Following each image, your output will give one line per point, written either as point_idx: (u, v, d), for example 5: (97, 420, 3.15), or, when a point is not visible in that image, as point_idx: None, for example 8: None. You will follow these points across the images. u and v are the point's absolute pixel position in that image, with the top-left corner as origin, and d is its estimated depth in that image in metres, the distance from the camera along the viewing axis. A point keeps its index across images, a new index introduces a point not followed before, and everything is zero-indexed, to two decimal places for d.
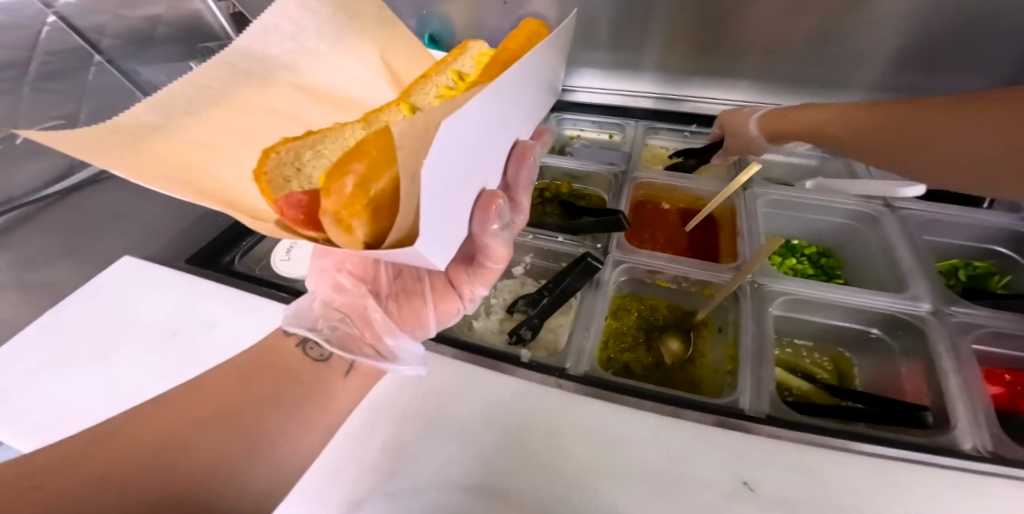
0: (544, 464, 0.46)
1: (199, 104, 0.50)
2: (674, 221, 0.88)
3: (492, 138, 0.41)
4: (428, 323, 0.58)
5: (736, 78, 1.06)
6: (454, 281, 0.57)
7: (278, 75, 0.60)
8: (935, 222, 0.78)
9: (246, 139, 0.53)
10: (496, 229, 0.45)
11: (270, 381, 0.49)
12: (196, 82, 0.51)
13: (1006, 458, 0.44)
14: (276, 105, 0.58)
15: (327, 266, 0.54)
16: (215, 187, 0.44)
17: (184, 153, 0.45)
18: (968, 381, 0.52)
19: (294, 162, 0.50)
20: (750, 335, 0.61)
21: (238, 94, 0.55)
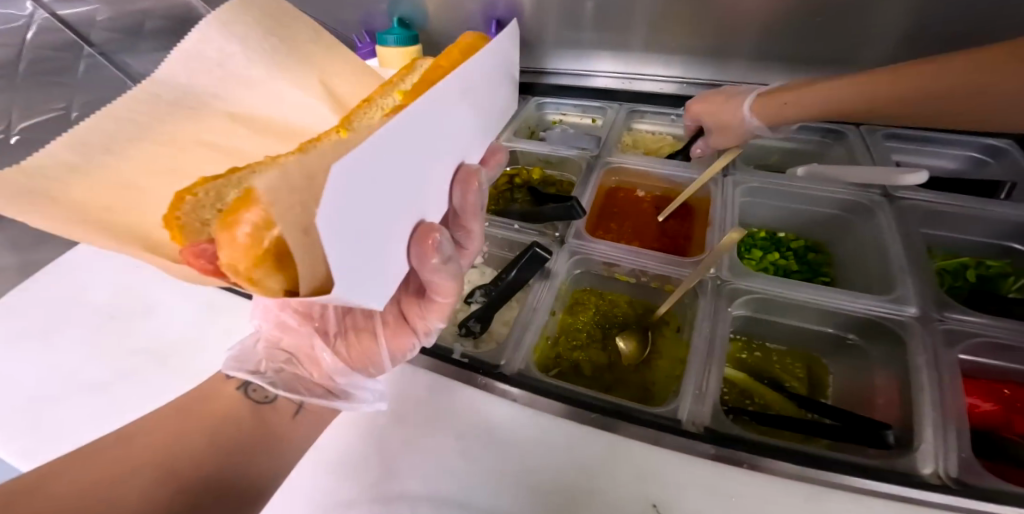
0: (453, 469, 0.45)
1: (121, 140, 0.46)
2: (647, 210, 0.83)
3: (428, 161, 0.32)
4: (382, 360, 0.51)
5: (727, 59, 0.97)
6: (406, 314, 0.49)
7: (209, 103, 0.55)
8: (939, 214, 0.69)
9: (171, 175, 0.48)
10: (441, 261, 0.36)
11: (205, 429, 0.47)
12: (118, 121, 0.47)
13: (968, 485, 0.40)
14: (210, 137, 0.53)
15: (270, 304, 0.50)
16: (129, 227, 0.39)
17: (105, 199, 0.40)
18: (945, 399, 0.47)
19: (216, 204, 0.39)
20: (702, 335, 0.57)
21: (173, 127, 0.51)
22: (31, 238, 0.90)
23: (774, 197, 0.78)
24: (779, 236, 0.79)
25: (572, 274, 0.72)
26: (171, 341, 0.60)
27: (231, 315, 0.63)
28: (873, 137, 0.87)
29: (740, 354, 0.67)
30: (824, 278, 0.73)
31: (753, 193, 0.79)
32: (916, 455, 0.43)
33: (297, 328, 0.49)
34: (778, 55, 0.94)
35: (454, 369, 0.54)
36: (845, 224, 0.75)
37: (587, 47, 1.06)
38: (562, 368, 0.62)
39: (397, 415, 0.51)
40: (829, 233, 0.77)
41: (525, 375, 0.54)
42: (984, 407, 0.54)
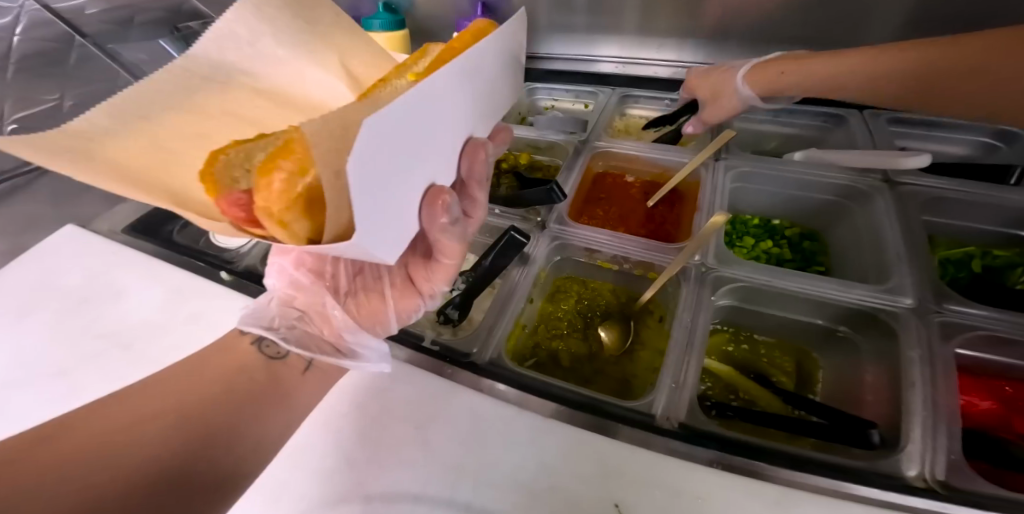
0: (412, 461, 0.44)
1: (159, 99, 0.40)
2: (636, 196, 0.80)
3: (439, 126, 0.32)
4: (387, 321, 0.52)
5: (724, 42, 0.93)
6: (413, 277, 0.51)
7: (236, 66, 0.46)
8: (944, 201, 0.66)
9: (203, 140, 0.43)
10: (446, 224, 0.36)
11: (218, 384, 0.47)
12: (152, 84, 0.40)
13: (955, 490, 0.38)
14: (245, 105, 0.46)
15: (284, 264, 0.50)
16: (168, 191, 0.36)
17: (131, 161, 0.36)
18: (937, 396, 0.45)
19: (247, 162, 0.36)
20: (682, 323, 0.54)
21: (202, 96, 0.43)
22: (13, 225, 0.89)
23: (769, 182, 0.74)
24: (774, 223, 0.77)
25: (553, 261, 0.70)
26: (137, 325, 0.60)
27: (200, 298, 0.63)
28: (878, 122, 0.82)
29: (726, 347, 0.64)
30: (818, 266, 0.70)
31: (746, 178, 0.76)
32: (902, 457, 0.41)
33: (308, 284, 0.49)
34: (778, 37, 0.90)
35: (424, 358, 0.53)
36: (840, 212, 0.72)
37: (580, 31, 1.02)
38: (540, 357, 0.60)
39: (356, 404, 0.49)
40: (826, 220, 0.74)
41: (497, 366, 0.53)
42: (982, 405, 0.51)
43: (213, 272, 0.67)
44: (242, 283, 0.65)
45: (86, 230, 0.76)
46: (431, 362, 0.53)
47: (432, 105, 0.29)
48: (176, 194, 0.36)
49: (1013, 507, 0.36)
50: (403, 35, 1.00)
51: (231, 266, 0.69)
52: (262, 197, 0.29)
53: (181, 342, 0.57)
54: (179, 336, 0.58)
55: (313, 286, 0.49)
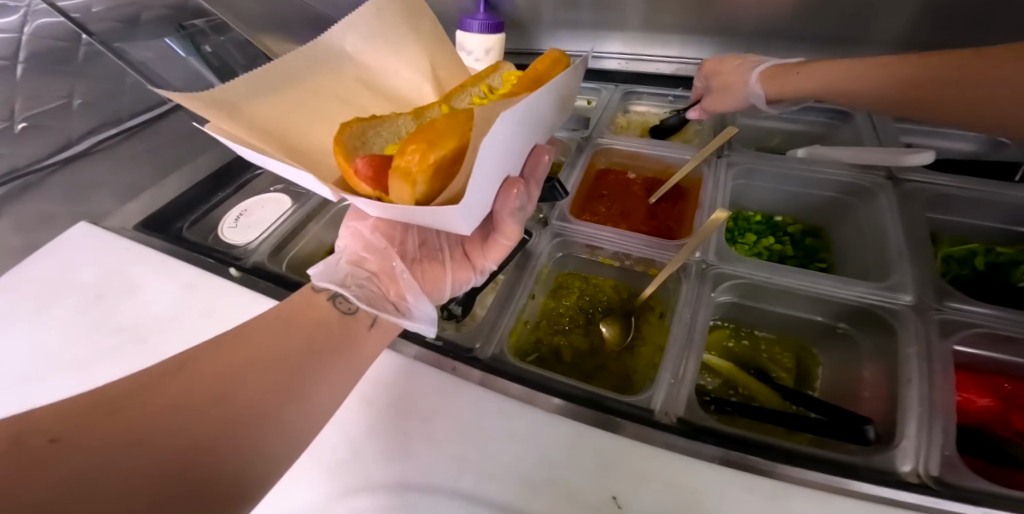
0: (417, 453, 0.45)
1: (283, 78, 0.61)
2: (638, 193, 0.81)
3: (519, 135, 0.49)
4: (442, 289, 0.59)
5: (728, 38, 0.93)
6: (470, 254, 0.61)
7: (347, 69, 0.69)
8: (947, 198, 0.66)
9: (312, 109, 0.62)
10: (516, 209, 0.53)
11: (302, 337, 0.51)
12: (281, 69, 0.61)
13: (949, 485, 0.39)
14: (341, 91, 0.67)
15: (362, 229, 0.57)
16: (290, 145, 0.57)
17: (272, 125, 0.57)
18: (934, 393, 0.45)
19: (361, 137, 0.59)
20: (683, 319, 0.55)
21: (309, 75, 0.64)
22: (27, 222, 0.91)
23: (772, 179, 0.74)
24: (776, 220, 0.77)
25: (555, 257, 0.71)
26: (151, 320, 0.61)
27: (211, 294, 0.64)
28: (883, 119, 0.81)
29: (727, 342, 0.65)
30: (820, 263, 0.70)
31: (749, 175, 0.76)
32: (896, 455, 0.42)
33: (381, 247, 0.56)
34: (782, 33, 0.89)
35: (429, 353, 0.55)
36: (843, 209, 0.72)
37: (583, 27, 1.02)
38: (542, 352, 0.61)
39: (361, 396, 0.50)
40: (829, 216, 0.74)
41: (502, 362, 0.54)
42: (981, 402, 0.52)
43: (222, 268, 0.68)
44: (251, 278, 0.67)
45: (98, 227, 0.78)
46: (435, 356, 0.54)
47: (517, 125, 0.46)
48: (294, 147, 0.57)
49: (1004, 502, 0.37)
50: None
51: (240, 262, 0.71)
52: (400, 166, 0.47)
53: (192, 336, 0.59)
54: (189, 330, 0.60)
55: (384, 249, 0.56)
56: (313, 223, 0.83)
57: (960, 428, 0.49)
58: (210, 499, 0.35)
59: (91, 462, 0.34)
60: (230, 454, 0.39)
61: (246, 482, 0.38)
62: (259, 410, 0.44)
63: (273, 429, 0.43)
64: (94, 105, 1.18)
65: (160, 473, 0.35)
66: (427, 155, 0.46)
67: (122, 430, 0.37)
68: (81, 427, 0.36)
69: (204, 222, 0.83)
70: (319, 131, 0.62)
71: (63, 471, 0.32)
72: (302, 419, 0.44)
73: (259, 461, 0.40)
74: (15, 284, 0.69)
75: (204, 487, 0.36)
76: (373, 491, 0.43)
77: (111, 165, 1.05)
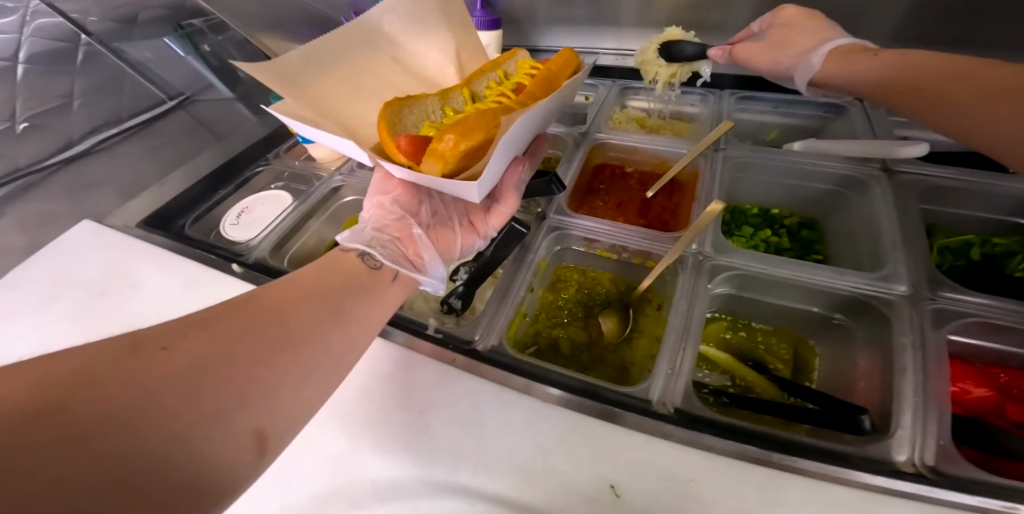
0: (417, 444, 0.46)
1: (329, 56, 0.64)
2: (634, 187, 0.81)
3: (533, 123, 0.55)
4: (451, 249, 0.62)
5: (725, 33, 0.93)
6: (473, 221, 0.65)
7: (382, 50, 0.71)
8: (941, 189, 0.66)
9: (354, 87, 0.66)
10: (519, 181, 0.63)
11: (342, 278, 0.51)
12: (329, 46, 0.63)
13: (944, 474, 0.39)
14: (377, 71, 0.70)
15: (381, 199, 0.61)
16: (334, 118, 0.62)
17: (326, 100, 0.62)
18: (929, 383, 0.46)
19: (396, 117, 0.63)
20: (682, 307, 0.56)
21: (353, 53, 0.67)
22: (30, 222, 0.92)
23: (767, 171, 0.75)
24: (772, 212, 0.77)
25: (552, 251, 0.71)
26: (157, 314, 0.62)
27: (212, 290, 0.64)
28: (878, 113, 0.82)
29: (724, 334, 0.66)
30: (817, 255, 0.70)
31: (745, 168, 0.76)
32: (889, 449, 0.42)
33: (399, 216, 0.60)
34: None
35: (428, 344, 0.55)
36: (838, 201, 0.72)
37: (581, 23, 1.03)
38: (541, 345, 0.62)
39: (362, 389, 0.51)
40: (825, 208, 0.75)
41: (501, 352, 0.54)
42: (977, 393, 0.52)
43: (223, 264, 0.69)
44: (251, 273, 0.67)
45: (101, 225, 0.79)
46: (434, 349, 0.55)
47: (530, 120, 0.53)
48: (337, 118, 0.62)
49: (998, 491, 0.38)
50: None
51: (241, 258, 0.71)
52: (433, 149, 0.54)
53: None
54: None
55: (401, 218, 0.60)
56: (314, 220, 0.84)
57: (959, 420, 0.48)
58: (278, 406, 0.39)
59: (182, 364, 0.36)
60: (296, 365, 0.42)
61: (309, 392, 0.41)
62: (312, 331, 0.45)
63: (326, 350, 0.44)
64: (93, 105, 1.21)
65: (239, 376, 0.38)
66: (456, 143, 0.53)
67: (205, 338, 0.39)
68: (175, 336, 0.38)
69: (205, 220, 0.83)
70: (365, 105, 0.67)
71: (162, 372, 0.35)
72: (348, 344, 0.46)
73: (319, 377, 0.43)
74: (22, 281, 0.70)
75: (276, 395, 0.39)
76: (379, 479, 0.44)
77: (112, 164, 1.06)
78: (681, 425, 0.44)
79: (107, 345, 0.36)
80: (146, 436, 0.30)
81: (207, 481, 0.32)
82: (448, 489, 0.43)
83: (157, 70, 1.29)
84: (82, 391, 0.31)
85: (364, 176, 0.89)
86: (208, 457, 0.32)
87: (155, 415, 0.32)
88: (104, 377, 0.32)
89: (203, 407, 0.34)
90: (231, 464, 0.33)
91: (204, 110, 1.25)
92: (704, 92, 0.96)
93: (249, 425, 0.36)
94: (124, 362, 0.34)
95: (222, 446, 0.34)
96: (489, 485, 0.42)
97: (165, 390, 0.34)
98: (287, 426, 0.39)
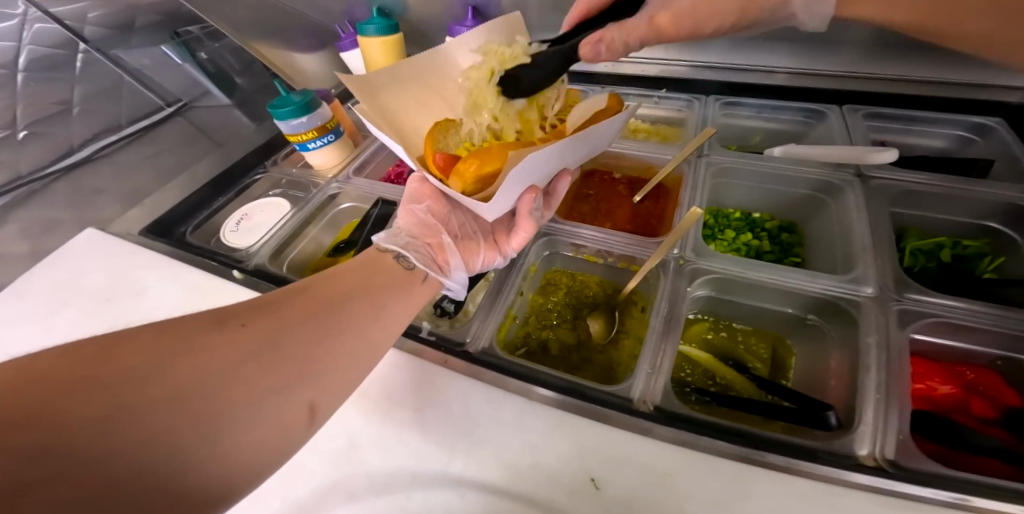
0: (410, 443, 0.48)
1: (406, 75, 0.71)
2: (622, 192, 0.84)
3: (557, 157, 0.57)
4: (476, 262, 0.65)
5: (709, 41, 0.96)
6: (498, 240, 0.68)
7: (455, 70, 0.76)
8: (913, 194, 0.69)
9: (420, 102, 0.73)
10: (533, 209, 0.63)
11: (382, 269, 0.57)
12: (411, 64, 0.71)
13: (902, 467, 0.42)
14: (447, 90, 0.75)
15: (414, 207, 0.65)
16: (393, 124, 0.69)
17: (393, 108, 0.70)
18: (890, 381, 0.48)
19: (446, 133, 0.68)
20: (665, 301, 0.60)
21: (428, 73, 0.73)
22: (33, 229, 0.95)
23: (747, 176, 0.78)
24: (754, 216, 0.80)
25: (542, 255, 0.74)
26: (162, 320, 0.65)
27: (214, 295, 0.67)
28: (855, 120, 0.86)
29: (706, 335, 0.68)
30: (795, 258, 0.73)
31: (726, 173, 0.79)
32: (855, 443, 0.45)
33: (432, 224, 0.65)
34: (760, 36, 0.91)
35: (420, 347, 0.58)
36: (816, 205, 0.75)
37: None
38: (531, 346, 0.64)
39: (358, 389, 0.54)
40: (804, 212, 0.78)
41: (490, 355, 0.57)
42: (943, 389, 0.54)
43: (225, 270, 0.72)
44: (253, 279, 0.70)
45: (105, 233, 0.81)
46: (428, 351, 0.58)
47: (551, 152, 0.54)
48: (395, 125, 0.69)
49: (954, 483, 0.40)
50: (398, 39, 0.94)
51: (242, 264, 0.74)
52: (459, 168, 0.59)
53: None
54: None
55: (433, 225, 0.65)
56: (311, 227, 0.86)
57: (928, 417, 0.50)
58: (327, 385, 0.44)
59: (250, 342, 0.42)
60: (342, 348, 0.47)
61: (355, 374, 0.47)
62: (360, 318, 0.50)
63: (368, 337, 0.49)
64: (95, 113, 1.18)
65: (298, 355, 0.44)
66: (480, 168, 0.57)
67: (271, 319, 0.45)
68: (253, 314, 0.45)
69: (206, 227, 0.86)
70: (423, 116, 0.72)
71: (241, 346, 0.42)
72: (389, 331, 0.52)
73: (363, 361, 0.48)
74: (29, 289, 0.72)
75: (323, 375, 0.44)
76: (372, 477, 0.47)
77: (112, 172, 1.08)
78: (660, 422, 0.47)
79: (202, 317, 0.43)
80: (223, 404, 0.38)
81: (267, 447, 0.39)
82: (439, 485, 0.45)
83: (153, 76, 1.27)
84: (179, 360, 0.38)
85: (360, 183, 0.91)
86: (267, 428, 0.39)
87: (231, 386, 0.39)
88: (191, 350, 0.39)
89: (264, 385, 0.41)
90: (287, 434, 0.40)
91: (201, 116, 1.27)
92: (691, 98, 0.99)
93: (301, 400, 0.42)
94: (214, 333, 0.42)
95: (276, 420, 0.40)
96: (478, 482, 0.45)
97: (240, 364, 0.41)
98: (334, 401, 0.44)
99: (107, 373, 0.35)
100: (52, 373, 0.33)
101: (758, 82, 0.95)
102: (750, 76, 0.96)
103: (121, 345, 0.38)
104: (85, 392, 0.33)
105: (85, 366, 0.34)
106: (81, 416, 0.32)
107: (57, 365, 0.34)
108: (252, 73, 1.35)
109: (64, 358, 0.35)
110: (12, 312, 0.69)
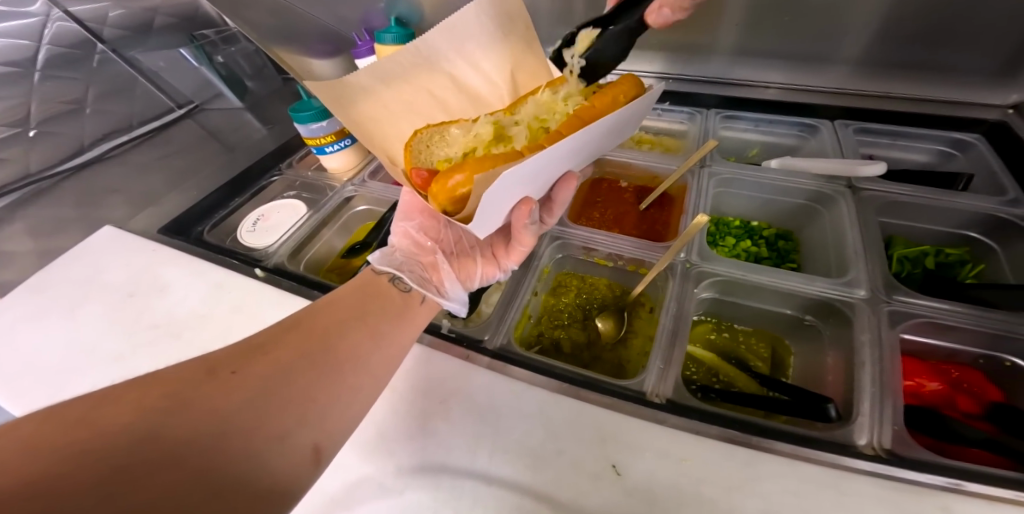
0: (438, 434, 0.51)
1: (388, 77, 0.68)
2: (629, 199, 0.88)
3: (543, 173, 0.55)
4: (473, 278, 0.68)
5: (711, 57, 1.01)
6: (496, 253, 0.69)
7: (443, 64, 0.71)
8: (899, 204, 0.75)
9: (406, 105, 0.72)
10: (527, 223, 0.61)
11: (378, 302, 0.58)
12: (392, 65, 0.67)
13: (899, 455, 0.45)
14: (433, 90, 0.73)
15: (407, 227, 0.70)
16: (375, 134, 0.70)
17: (374, 115, 0.69)
18: (884, 376, 0.52)
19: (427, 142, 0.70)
20: (674, 301, 0.64)
21: (412, 72, 0.70)
22: (43, 226, 0.95)
23: (747, 187, 0.83)
24: (753, 225, 0.85)
25: (554, 258, 0.78)
26: (187, 317, 0.66)
27: (240, 291, 0.69)
28: (847, 133, 0.92)
29: (710, 335, 0.73)
30: (791, 263, 0.78)
31: (725, 184, 0.84)
32: (857, 435, 0.48)
33: (426, 244, 0.70)
34: (757, 52, 0.97)
35: (443, 342, 0.62)
36: (811, 214, 0.80)
37: None
38: (545, 344, 0.68)
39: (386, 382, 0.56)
40: (800, 221, 0.82)
41: (509, 353, 0.60)
42: (930, 386, 0.59)
43: (248, 269, 0.74)
44: (274, 278, 0.72)
45: (124, 231, 0.83)
46: (450, 347, 0.61)
47: (530, 173, 0.52)
48: (376, 134, 0.69)
49: (946, 469, 0.44)
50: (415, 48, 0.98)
51: (263, 263, 0.76)
52: (437, 185, 0.59)
53: (224, 329, 0.64)
54: (222, 324, 0.65)
55: (428, 245, 0.70)
56: (326, 229, 0.89)
57: (916, 411, 0.54)
58: (331, 424, 0.45)
59: (247, 388, 0.43)
60: (343, 385, 0.48)
61: (355, 410, 0.47)
62: (355, 354, 0.52)
63: (369, 369, 0.51)
64: (108, 112, 1.19)
65: (295, 398, 0.45)
66: (457, 187, 0.58)
67: (268, 362, 0.47)
68: (240, 361, 0.46)
69: (222, 227, 0.88)
70: (407, 122, 0.73)
71: (234, 394, 0.42)
72: (386, 364, 0.52)
73: (364, 396, 0.49)
74: (48, 287, 0.73)
75: (327, 413, 0.45)
76: (403, 467, 0.49)
77: (124, 171, 1.10)
78: (674, 413, 0.51)
79: (190, 367, 0.44)
80: (226, 454, 0.38)
81: (276, 492, 0.38)
82: (466, 473, 0.47)
83: (168, 79, 1.28)
84: (176, 413, 0.39)
85: (375, 187, 0.94)
86: (277, 471, 0.39)
87: (233, 435, 0.40)
88: (185, 402, 0.40)
89: (269, 429, 0.41)
90: (294, 476, 0.40)
91: (213, 118, 1.28)
92: (692, 111, 1.04)
93: (307, 442, 0.42)
94: (202, 385, 0.42)
95: (284, 464, 0.40)
96: (504, 470, 0.47)
97: (242, 410, 0.42)
98: (339, 439, 0.45)
99: (101, 440, 0.35)
100: (43, 442, 0.34)
101: (753, 96, 1.00)
102: (748, 92, 1.01)
103: (110, 405, 0.38)
104: (82, 458, 0.33)
105: (77, 431, 0.35)
106: (76, 481, 0.32)
107: (46, 436, 0.34)
108: (262, 78, 1.37)
109: (48, 426, 0.35)
110: (33, 309, 0.70)
